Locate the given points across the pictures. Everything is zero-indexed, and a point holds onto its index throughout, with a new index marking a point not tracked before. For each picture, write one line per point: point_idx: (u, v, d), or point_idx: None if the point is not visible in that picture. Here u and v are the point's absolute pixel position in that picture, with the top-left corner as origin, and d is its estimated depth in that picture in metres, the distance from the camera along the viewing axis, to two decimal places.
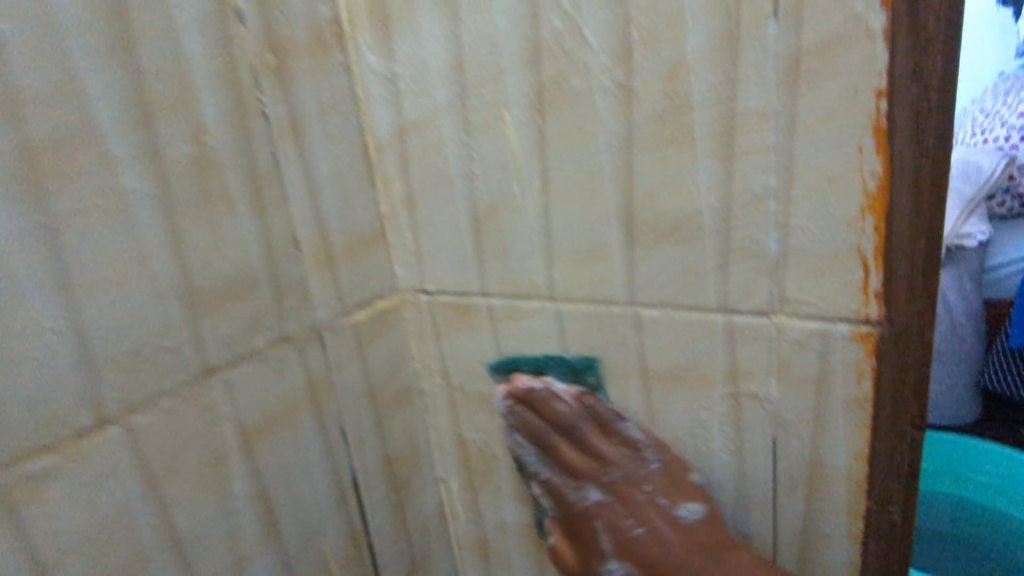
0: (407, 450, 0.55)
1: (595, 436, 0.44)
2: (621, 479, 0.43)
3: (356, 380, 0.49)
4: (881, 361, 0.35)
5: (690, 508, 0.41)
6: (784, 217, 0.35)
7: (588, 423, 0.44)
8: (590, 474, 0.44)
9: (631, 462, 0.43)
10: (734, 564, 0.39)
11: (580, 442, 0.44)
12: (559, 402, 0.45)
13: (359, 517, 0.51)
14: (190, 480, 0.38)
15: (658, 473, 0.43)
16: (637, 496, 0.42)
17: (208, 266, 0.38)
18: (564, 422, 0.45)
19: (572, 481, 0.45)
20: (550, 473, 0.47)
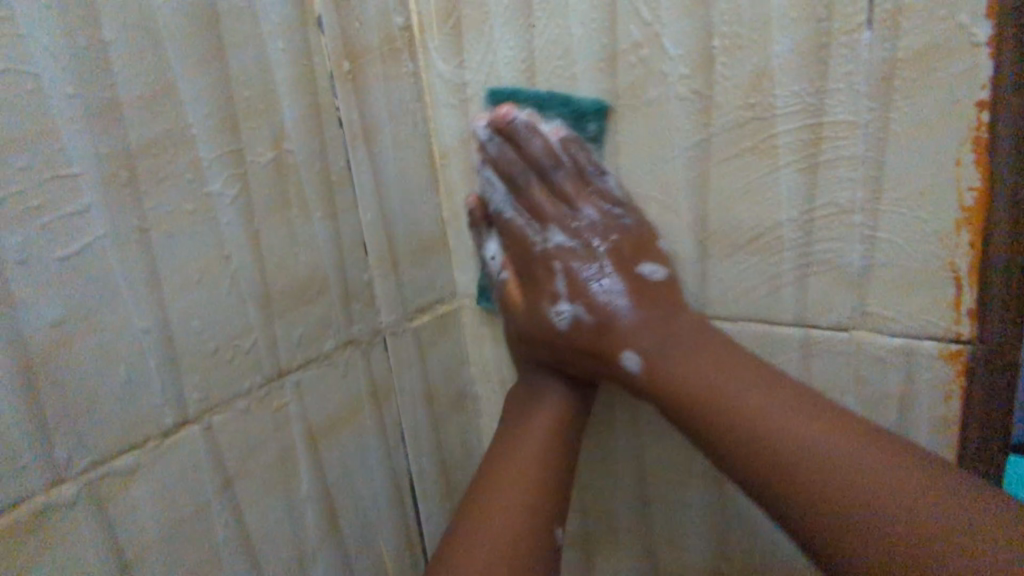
0: (460, 456, 0.54)
1: (546, 194, 0.41)
2: (566, 243, 0.40)
3: (415, 385, 0.49)
4: (972, 380, 0.34)
5: (654, 267, 0.39)
6: (871, 230, 0.34)
7: (558, 194, 0.41)
8: (533, 229, 0.41)
9: (603, 215, 0.40)
10: (857, 465, 0.31)
11: (555, 217, 0.40)
12: (539, 137, 0.40)
13: (414, 523, 0.51)
14: (261, 481, 0.38)
15: (600, 236, 0.39)
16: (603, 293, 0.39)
17: (284, 269, 0.38)
18: (531, 246, 0.41)
19: (532, 277, 0.41)
20: (519, 242, 0.42)
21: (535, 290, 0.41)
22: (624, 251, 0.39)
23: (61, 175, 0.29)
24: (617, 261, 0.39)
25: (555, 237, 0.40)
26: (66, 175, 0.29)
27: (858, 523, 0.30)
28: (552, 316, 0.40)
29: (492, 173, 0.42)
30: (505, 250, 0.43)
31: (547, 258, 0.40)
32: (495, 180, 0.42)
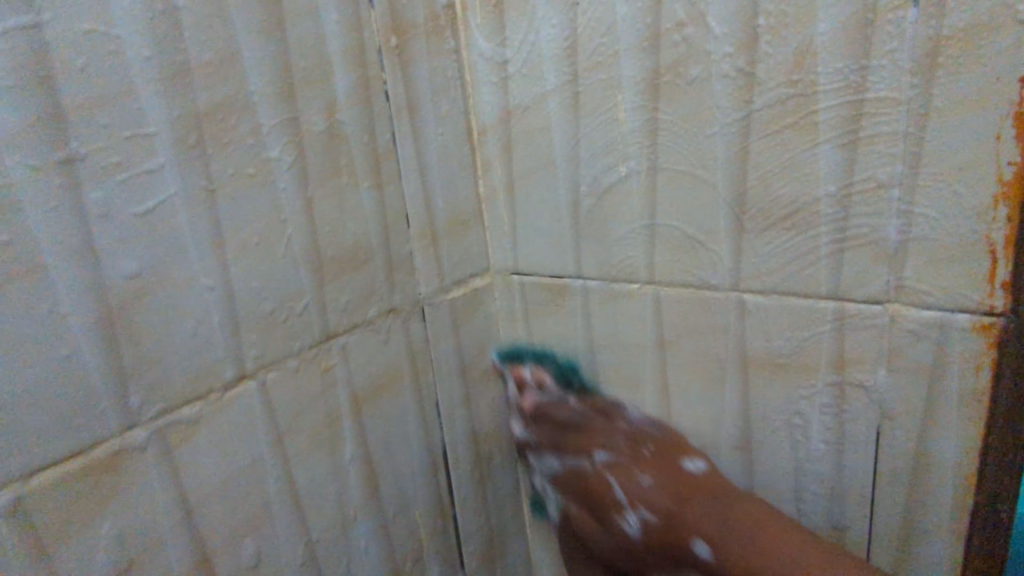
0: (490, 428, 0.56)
1: (546, 421, 0.51)
2: (609, 458, 0.47)
3: (451, 356, 0.50)
4: (1004, 352, 0.35)
5: (695, 462, 0.44)
6: (909, 206, 0.35)
7: (540, 401, 0.52)
8: (558, 429, 0.50)
9: (603, 425, 0.49)
10: (774, 526, 0.39)
11: (569, 408, 0.51)
12: (566, 408, 0.51)
13: (447, 490, 0.52)
14: (310, 439, 0.39)
15: (625, 449, 0.47)
16: (646, 452, 0.46)
17: (334, 236, 0.40)
18: (566, 418, 0.50)
19: (585, 486, 0.47)
20: (546, 463, 0.51)
21: (580, 470, 0.48)
22: (654, 455, 0.45)
23: (139, 134, 0.30)
24: (631, 455, 0.46)
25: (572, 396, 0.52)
26: (143, 134, 0.30)
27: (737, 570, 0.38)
28: (602, 484, 0.46)
29: (535, 428, 0.52)
30: (528, 431, 0.53)
31: (572, 442, 0.49)
32: (535, 429, 0.52)
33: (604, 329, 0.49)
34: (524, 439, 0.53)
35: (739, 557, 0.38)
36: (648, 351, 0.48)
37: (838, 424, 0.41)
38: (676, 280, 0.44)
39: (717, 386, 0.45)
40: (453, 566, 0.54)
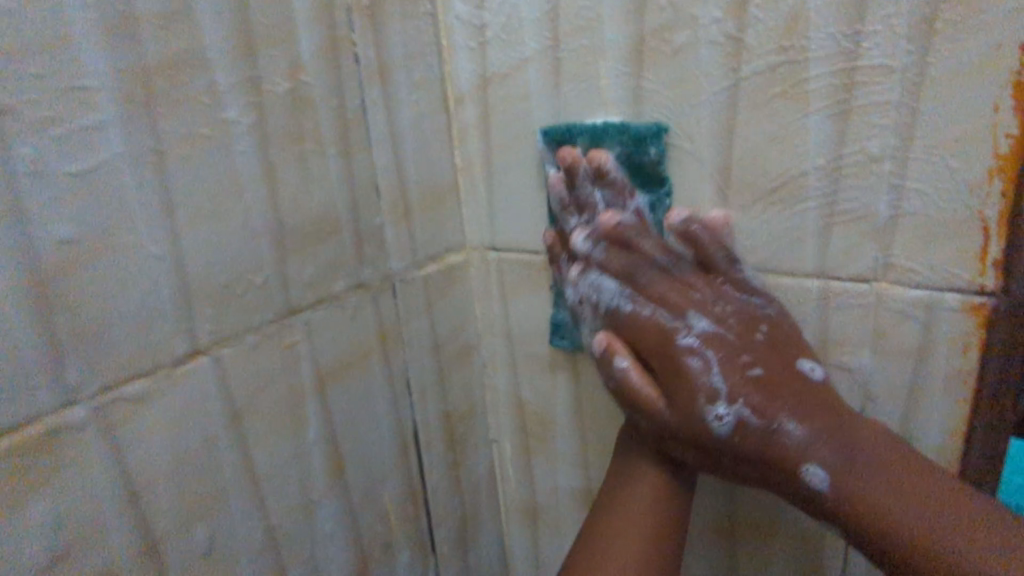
0: (464, 409, 0.54)
1: (619, 260, 0.39)
2: (712, 330, 0.36)
3: (424, 334, 0.49)
4: (992, 333, 0.34)
5: (813, 366, 0.36)
6: (900, 181, 0.34)
7: (618, 256, 0.39)
8: (628, 299, 0.39)
9: (708, 282, 0.38)
10: (919, 492, 0.32)
11: (653, 270, 0.39)
12: (646, 320, 0.38)
13: (418, 472, 0.51)
14: (271, 419, 0.37)
15: (737, 327, 0.37)
16: (759, 339, 0.36)
17: (298, 205, 0.37)
18: (652, 269, 0.39)
19: (665, 358, 0.37)
20: (620, 311, 0.39)
21: (665, 345, 0.37)
22: (764, 344, 0.36)
23: (78, 85, 0.27)
24: (731, 366, 0.36)
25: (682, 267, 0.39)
26: (83, 85, 0.27)
27: (881, 526, 0.33)
28: (687, 400, 0.36)
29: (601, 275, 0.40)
30: (601, 245, 0.40)
31: (650, 293, 0.38)
32: (604, 278, 0.40)
33: None
34: (602, 297, 0.40)
35: (870, 492, 0.33)
36: None
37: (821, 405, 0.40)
38: None
39: None
40: (424, 550, 0.53)
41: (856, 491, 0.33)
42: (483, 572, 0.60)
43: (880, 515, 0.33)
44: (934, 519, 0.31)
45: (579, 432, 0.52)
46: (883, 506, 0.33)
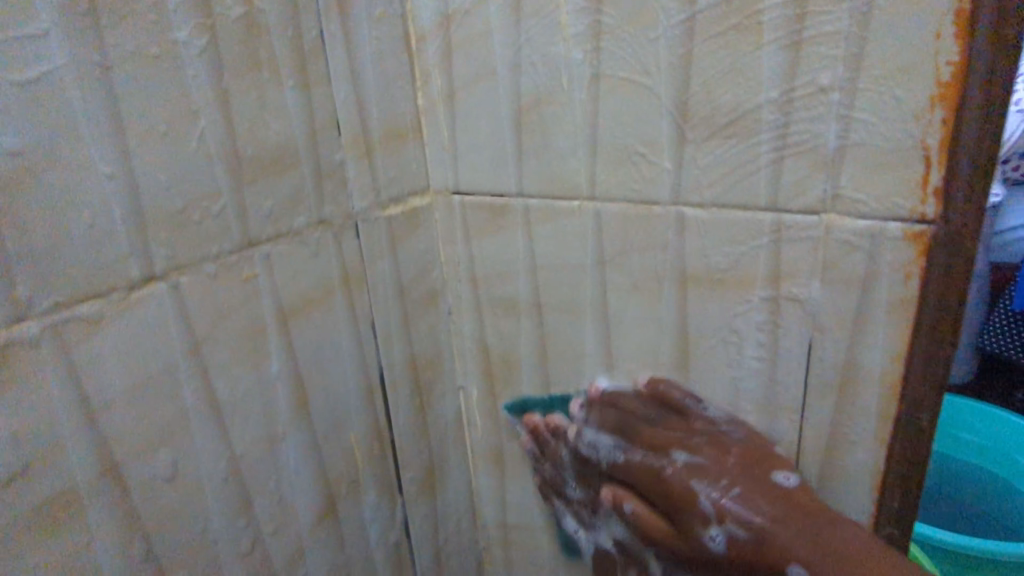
0: (431, 354, 0.55)
1: (609, 417, 0.49)
2: (691, 461, 0.43)
3: (388, 276, 0.49)
4: (932, 260, 0.36)
5: (786, 475, 0.41)
6: (848, 111, 0.35)
7: (611, 416, 0.49)
8: (622, 450, 0.48)
9: (692, 429, 0.45)
10: (846, 540, 0.36)
11: (630, 397, 0.49)
12: (636, 449, 0.47)
13: (384, 414, 0.51)
14: (232, 351, 0.38)
15: (715, 456, 0.43)
16: (730, 460, 0.42)
17: (255, 136, 0.37)
18: (640, 423, 0.47)
19: (666, 492, 0.43)
20: (613, 458, 0.49)
21: (659, 492, 0.44)
22: (735, 467, 0.42)
23: None
24: (686, 425, 0.46)
25: (680, 458, 0.44)
26: None
27: (821, 553, 0.36)
28: (688, 499, 0.42)
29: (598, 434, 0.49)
30: (607, 435, 0.49)
31: (637, 445, 0.47)
32: (602, 437, 0.49)
33: (546, 249, 0.48)
34: (606, 453, 0.49)
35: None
36: (590, 270, 0.47)
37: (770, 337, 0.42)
38: (618, 195, 0.44)
39: (658, 302, 0.45)
40: (392, 491, 0.54)
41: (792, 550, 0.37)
42: (452, 515, 0.62)
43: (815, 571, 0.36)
44: (843, 573, 0.35)
45: (544, 374, 0.54)
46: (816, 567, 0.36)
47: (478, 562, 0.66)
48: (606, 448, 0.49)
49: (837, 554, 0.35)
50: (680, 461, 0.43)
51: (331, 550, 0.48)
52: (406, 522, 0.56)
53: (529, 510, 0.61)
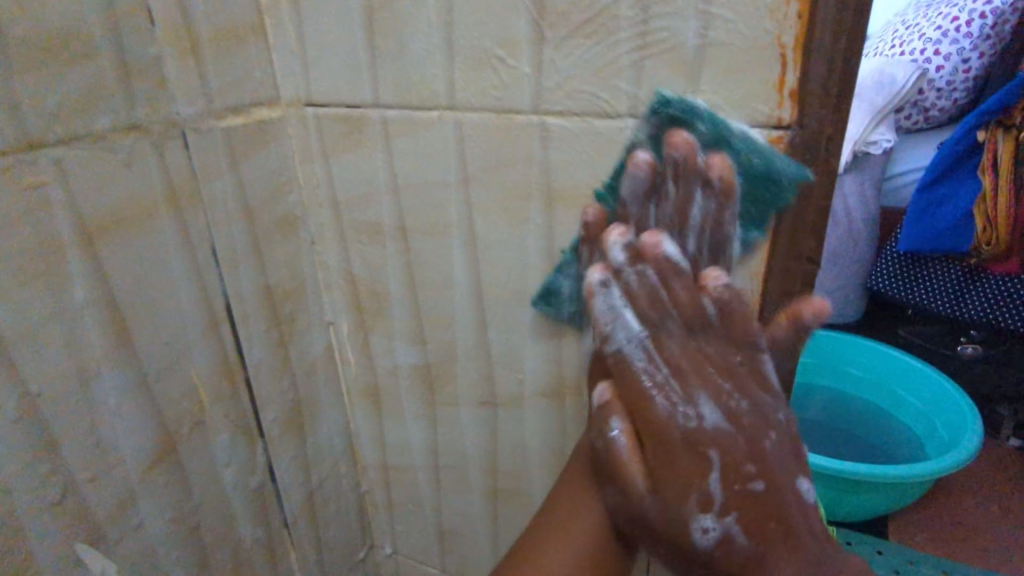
0: (291, 285, 0.50)
1: (647, 300, 0.37)
2: (721, 424, 0.36)
3: (230, 196, 0.44)
4: (789, 168, 0.34)
5: (807, 486, 0.37)
6: (706, 5, 0.32)
7: (648, 287, 0.37)
8: (644, 355, 0.37)
9: (732, 368, 0.37)
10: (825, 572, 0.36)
11: (682, 285, 0.36)
12: (651, 372, 0.37)
13: (236, 349, 0.47)
14: (12, 273, 0.32)
15: (745, 434, 0.36)
16: (766, 448, 0.36)
17: (26, 11, 0.31)
18: (670, 322, 0.37)
19: (663, 436, 0.36)
20: (633, 364, 0.37)
21: (666, 442, 0.36)
22: (772, 455, 0.36)
23: None
24: (726, 359, 0.37)
25: (710, 413, 0.36)
26: None
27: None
28: (683, 481, 0.36)
29: (625, 299, 0.37)
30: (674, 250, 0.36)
31: (669, 361, 0.37)
32: (626, 313, 0.37)
33: (410, 167, 0.44)
34: (618, 340, 0.37)
35: None
36: (453, 188, 0.44)
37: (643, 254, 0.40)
38: (477, 103, 0.40)
39: (524, 221, 0.43)
40: (250, 431, 0.50)
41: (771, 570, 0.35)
42: (326, 457, 0.59)
43: None
44: None
45: (413, 306, 0.50)
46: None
47: (359, 502, 0.64)
48: (627, 336, 0.37)
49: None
50: (705, 402, 0.36)
51: (174, 496, 0.44)
52: (269, 464, 0.52)
53: (407, 452, 0.59)
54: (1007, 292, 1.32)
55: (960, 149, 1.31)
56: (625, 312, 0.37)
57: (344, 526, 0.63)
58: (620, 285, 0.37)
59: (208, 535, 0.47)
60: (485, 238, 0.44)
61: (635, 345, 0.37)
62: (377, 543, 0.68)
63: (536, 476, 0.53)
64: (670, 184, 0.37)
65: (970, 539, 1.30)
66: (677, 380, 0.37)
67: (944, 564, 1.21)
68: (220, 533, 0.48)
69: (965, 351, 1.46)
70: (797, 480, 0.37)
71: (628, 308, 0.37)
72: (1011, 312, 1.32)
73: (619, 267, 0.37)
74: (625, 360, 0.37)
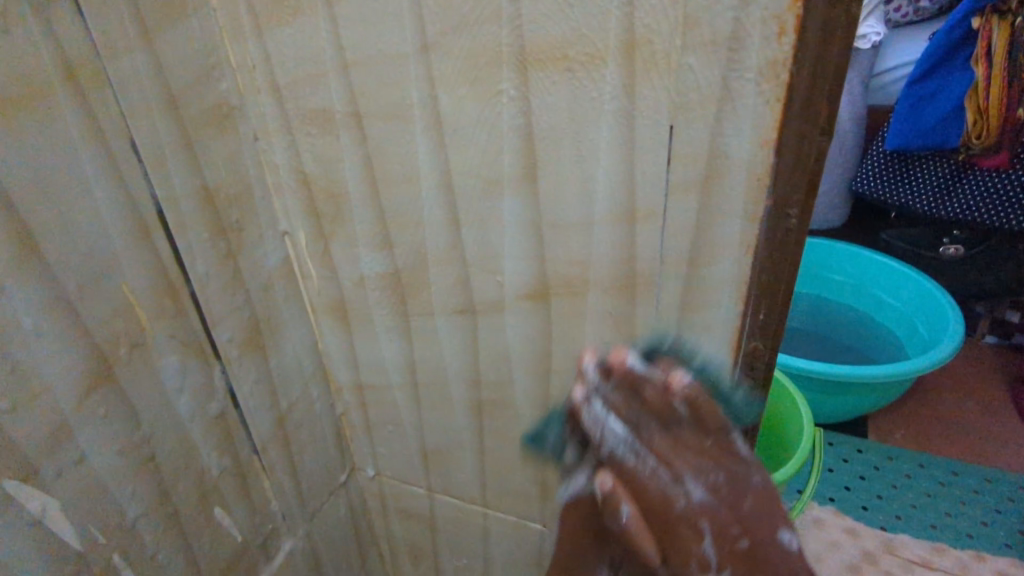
0: (234, 189, 0.44)
1: (614, 478, 0.35)
2: (708, 499, 0.35)
3: (148, 78, 0.37)
4: (810, 3, 0.29)
5: (792, 535, 0.36)
6: None
7: (625, 392, 0.37)
8: (634, 454, 0.35)
9: (703, 445, 0.36)
10: None
11: (654, 389, 0.36)
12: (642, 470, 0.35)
13: (174, 261, 0.41)
14: None
15: (728, 496, 0.35)
16: (746, 510, 0.35)
17: None
18: (654, 422, 0.36)
19: (667, 525, 0.34)
20: (622, 460, 0.35)
21: (672, 530, 0.34)
22: (753, 513, 0.35)
23: None
24: (701, 442, 0.36)
25: (696, 491, 0.34)
26: None
27: None
28: (681, 559, 0.34)
29: (608, 408, 0.36)
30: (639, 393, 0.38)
31: (659, 455, 0.35)
32: (610, 417, 0.36)
33: (359, 36, 0.38)
34: (611, 443, 0.36)
35: None
36: (411, 59, 0.37)
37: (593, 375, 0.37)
38: None
39: (496, 94, 0.37)
40: (204, 354, 0.45)
41: None
42: (295, 380, 0.54)
43: None
44: None
45: (375, 206, 0.45)
46: None
47: (336, 426, 0.61)
48: (619, 441, 0.36)
49: None
50: (698, 491, 0.34)
51: (121, 426, 0.39)
52: (230, 389, 0.48)
53: (383, 369, 0.55)
54: (994, 186, 1.29)
55: (953, 37, 1.24)
56: (611, 437, 0.36)
57: (322, 451, 0.60)
58: (593, 398, 0.37)
59: (165, 467, 0.43)
60: (453, 120, 0.39)
61: (621, 442, 0.35)
62: (359, 467, 0.65)
63: (521, 388, 0.50)
64: (646, 404, 0.39)
65: (946, 432, 1.33)
66: (662, 450, 0.35)
67: (922, 457, 1.26)
68: (180, 464, 0.44)
69: (947, 250, 1.45)
70: (781, 532, 0.36)
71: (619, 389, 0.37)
72: (999, 207, 1.30)
73: (591, 381, 0.37)
74: (612, 456, 0.36)
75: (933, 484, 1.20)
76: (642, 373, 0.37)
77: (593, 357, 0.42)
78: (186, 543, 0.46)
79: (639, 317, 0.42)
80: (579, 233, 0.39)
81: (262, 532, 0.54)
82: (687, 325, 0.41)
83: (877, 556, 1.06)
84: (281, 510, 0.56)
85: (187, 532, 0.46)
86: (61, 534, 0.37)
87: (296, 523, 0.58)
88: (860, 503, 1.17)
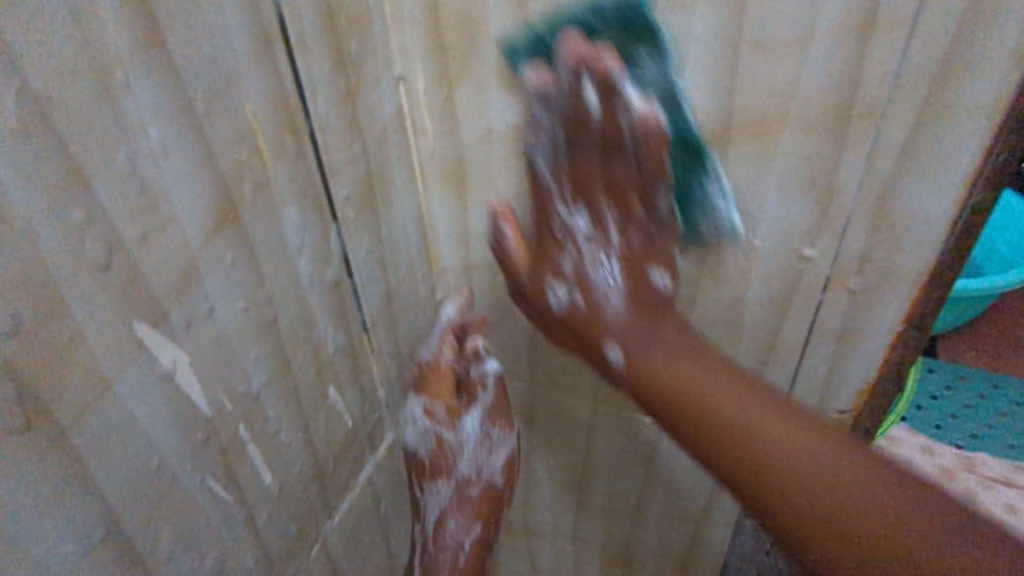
0: (353, 15, 0.38)
1: (561, 175, 0.36)
2: (618, 290, 0.38)
3: None
4: None
5: (661, 278, 0.38)
6: None
7: (613, 225, 0.36)
8: (595, 231, 0.37)
9: (632, 253, 0.37)
10: (817, 464, 0.33)
11: (655, 229, 0.37)
12: (569, 232, 0.37)
13: (295, 93, 0.35)
14: None
15: (637, 250, 0.37)
16: (654, 312, 0.38)
17: None
18: (639, 213, 0.36)
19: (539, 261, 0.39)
20: (550, 191, 0.37)
21: (542, 255, 0.39)
22: (661, 317, 0.39)
23: None
24: (635, 254, 0.37)
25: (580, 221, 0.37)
26: None
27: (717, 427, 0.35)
28: (535, 283, 0.39)
29: (590, 213, 0.36)
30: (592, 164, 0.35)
31: (599, 246, 0.37)
32: (610, 221, 0.36)
33: None
34: (574, 220, 0.37)
35: (721, 394, 0.36)
36: None
37: (642, 108, 0.33)
38: None
39: None
40: (321, 210, 0.40)
41: (641, 358, 0.38)
42: (403, 254, 0.49)
43: (723, 420, 0.35)
44: (750, 432, 0.34)
45: (519, 36, 0.38)
46: (730, 403, 0.35)
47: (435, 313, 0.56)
48: (585, 229, 0.37)
49: (697, 388, 0.36)
50: (586, 231, 0.37)
51: (246, 278, 0.35)
52: (345, 256, 0.43)
53: None
54: None
55: None
56: (565, 176, 0.36)
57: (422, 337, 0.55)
58: (592, 109, 0.34)
59: (286, 332, 0.39)
60: None
61: (585, 226, 0.37)
62: None
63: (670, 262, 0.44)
64: (664, 210, 0.36)
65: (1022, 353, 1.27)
66: (645, 231, 0.37)
67: (995, 376, 1.20)
68: (299, 332, 0.40)
69: None
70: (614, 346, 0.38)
71: (602, 162, 0.35)
72: None
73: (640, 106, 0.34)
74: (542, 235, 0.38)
75: (1009, 403, 1.15)
76: (647, 124, 0.34)
77: (791, 198, 0.38)
78: (304, 422, 0.43)
79: (844, 170, 0.36)
80: (791, 52, 0.33)
81: (369, 420, 0.50)
82: (904, 176, 0.35)
83: (954, 471, 1.01)
84: (387, 396, 0.52)
85: (304, 410, 0.42)
86: (194, 398, 0.33)
87: (398, 414, 0.54)
88: (931, 421, 1.13)
